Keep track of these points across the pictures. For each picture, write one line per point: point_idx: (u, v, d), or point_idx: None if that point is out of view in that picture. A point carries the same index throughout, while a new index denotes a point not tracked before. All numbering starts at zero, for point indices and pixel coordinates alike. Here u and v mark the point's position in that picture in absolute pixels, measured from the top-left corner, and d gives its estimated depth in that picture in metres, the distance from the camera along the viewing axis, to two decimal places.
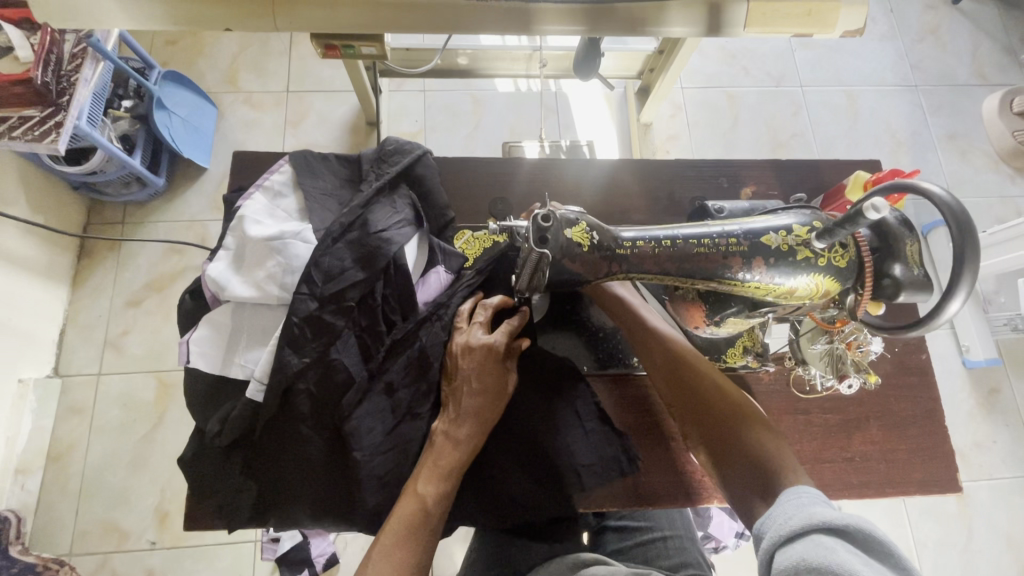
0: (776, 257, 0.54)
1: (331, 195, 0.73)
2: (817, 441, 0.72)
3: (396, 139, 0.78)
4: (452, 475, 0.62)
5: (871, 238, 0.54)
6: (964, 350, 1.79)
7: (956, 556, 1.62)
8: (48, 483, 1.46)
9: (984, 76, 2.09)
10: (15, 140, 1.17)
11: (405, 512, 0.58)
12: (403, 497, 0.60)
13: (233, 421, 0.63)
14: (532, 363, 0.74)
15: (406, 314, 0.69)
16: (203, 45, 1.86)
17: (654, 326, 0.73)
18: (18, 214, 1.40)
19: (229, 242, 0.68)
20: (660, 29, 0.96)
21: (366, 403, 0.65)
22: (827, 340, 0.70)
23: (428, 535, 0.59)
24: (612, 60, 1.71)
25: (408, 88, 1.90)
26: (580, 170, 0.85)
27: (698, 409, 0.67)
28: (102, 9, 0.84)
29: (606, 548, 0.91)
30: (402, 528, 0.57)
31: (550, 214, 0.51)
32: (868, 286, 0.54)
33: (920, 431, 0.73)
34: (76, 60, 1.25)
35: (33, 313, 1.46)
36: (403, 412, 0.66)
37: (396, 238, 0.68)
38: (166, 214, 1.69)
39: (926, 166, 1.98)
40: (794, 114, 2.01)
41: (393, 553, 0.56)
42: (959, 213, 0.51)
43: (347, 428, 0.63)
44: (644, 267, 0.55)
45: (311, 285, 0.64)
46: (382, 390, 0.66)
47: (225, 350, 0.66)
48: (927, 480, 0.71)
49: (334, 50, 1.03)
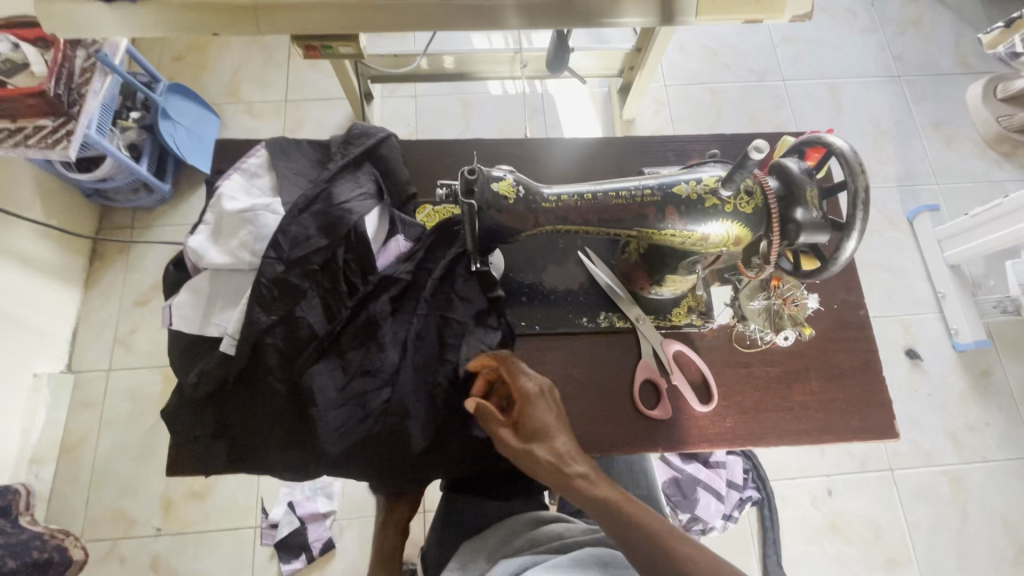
0: (687, 206, 0.63)
1: (299, 173, 0.80)
2: (758, 391, 0.77)
3: (363, 124, 0.84)
4: None
5: (778, 188, 0.62)
6: (953, 333, 1.77)
7: (950, 540, 1.59)
8: (61, 473, 1.53)
9: (967, 64, 2.11)
10: (30, 148, 1.25)
11: None
12: None
13: (207, 373, 0.71)
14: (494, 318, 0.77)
15: (365, 278, 0.75)
16: (208, 60, 1.97)
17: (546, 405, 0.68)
18: (33, 218, 1.50)
19: (207, 217, 0.76)
20: (616, 20, 1.02)
21: (327, 358, 0.73)
22: (765, 296, 0.76)
23: None
24: (592, 59, 1.77)
25: (400, 93, 1.97)
26: (537, 149, 0.91)
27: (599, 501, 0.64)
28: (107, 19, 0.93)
29: (571, 507, 0.98)
30: None
31: (476, 170, 0.60)
32: (776, 231, 0.62)
33: (857, 382, 0.78)
34: (86, 74, 1.34)
35: (45, 312, 1.55)
36: (359, 367, 0.73)
37: (357, 209, 0.75)
38: (172, 217, 1.78)
39: (911, 154, 2.00)
40: (777, 108, 2.04)
41: None
42: (850, 161, 0.58)
43: (306, 380, 0.71)
44: (569, 218, 0.65)
45: (278, 250, 0.73)
46: (343, 346, 0.74)
47: (203, 312, 0.74)
48: (864, 426, 0.76)
49: (315, 51, 1.12)
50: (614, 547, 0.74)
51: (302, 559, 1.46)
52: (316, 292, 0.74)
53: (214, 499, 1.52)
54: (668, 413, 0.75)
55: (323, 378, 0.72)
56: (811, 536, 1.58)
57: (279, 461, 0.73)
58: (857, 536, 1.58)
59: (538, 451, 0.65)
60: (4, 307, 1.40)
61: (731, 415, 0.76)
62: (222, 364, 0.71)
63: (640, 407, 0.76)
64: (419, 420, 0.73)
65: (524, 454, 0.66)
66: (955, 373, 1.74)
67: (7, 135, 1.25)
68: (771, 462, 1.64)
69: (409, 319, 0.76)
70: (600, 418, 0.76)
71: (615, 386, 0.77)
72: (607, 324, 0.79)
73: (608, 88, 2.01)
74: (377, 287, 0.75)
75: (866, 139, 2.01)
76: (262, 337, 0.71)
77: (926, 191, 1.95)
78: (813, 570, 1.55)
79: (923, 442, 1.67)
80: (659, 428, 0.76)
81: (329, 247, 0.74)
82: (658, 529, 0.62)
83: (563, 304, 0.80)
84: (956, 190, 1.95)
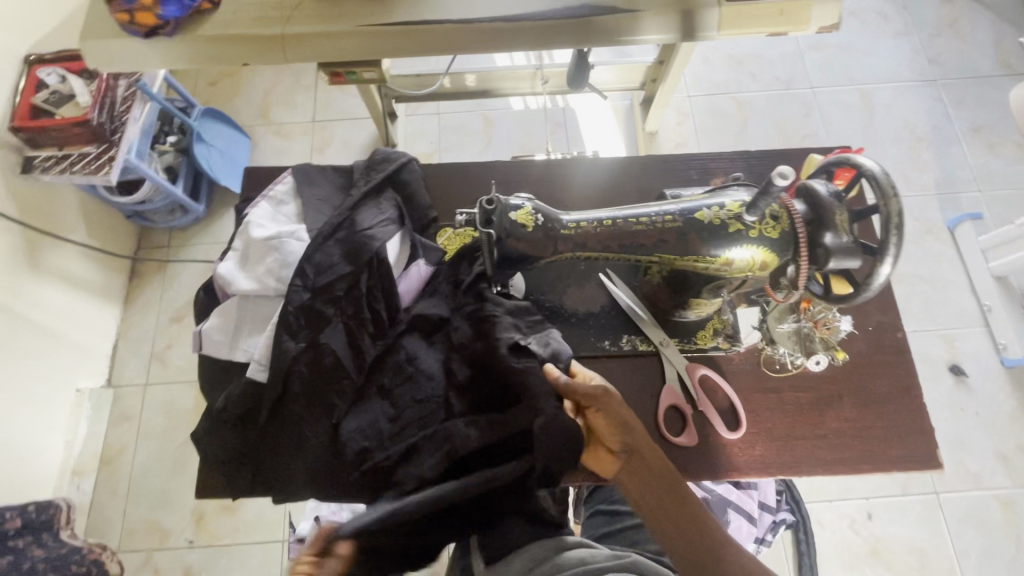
0: (709, 231, 0.62)
1: (324, 203, 0.82)
2: (789, 418, 0.75)
3: (385, 150, 0.86)
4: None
5: (806, 213, 0.60)
6: (1001, 348, 1.68)
7: (1003, 568, 1.49)
8: (100, 485, 1.58)
9: (1009, 65, 2.02)
10: (76, 174, 1.33)
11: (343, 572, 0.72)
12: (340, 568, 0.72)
13: (235, 398, 0.73)
14: None
15: (388, 306, 0.76)
16: (240, 84, 2.04)
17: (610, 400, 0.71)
18: (77, 240, 1.57)
19: (237, 243, 0.79)
20: (638, 37, 1.01)
21: (368, 396, 0.74)
22: (795, 318, 0.73)
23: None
24: (612, 73, 1.76)
25: (424, 111, 2.00)
26: (559, 169, 0.91)
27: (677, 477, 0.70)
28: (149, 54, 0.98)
29: (598, 530, 0.98)
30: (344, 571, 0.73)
31: (493, 200, 0.61)
32: (804, 256, 0.60)
33: (896, 409, 0.75)
34: (127, 102, 1.40)
35: (88, 329, 1.62)
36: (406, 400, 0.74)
37: (380, 235, 0.77)
38: (205, 236, 1.84)
39: (950, 160, 1.92)
40: (805, 116, 1.99)
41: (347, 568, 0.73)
42: (883, 185, 0.56)
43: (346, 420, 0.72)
44: (588, 245, 0.64)
45: (304, 277, 0.75)
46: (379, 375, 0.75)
47: (231, 337, 0.76)
48: (904, 456, 0.73)
49: (340, 77, 1.14)
50: (638, 574, 0.71)
51: None
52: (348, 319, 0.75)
53: (244, 513, 1.55)
54: (695, 440, 0.74)
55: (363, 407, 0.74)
56: (849, 561, 1.51)
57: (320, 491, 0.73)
58: (900, 563, 1.50)
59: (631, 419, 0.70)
60: (50, 325, 1.47)
61: (761, 443, 0.74)
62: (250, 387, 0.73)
63: (668, 434, 0.74)
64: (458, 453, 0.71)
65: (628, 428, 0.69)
66: (1004, 391, 1.65)
67: (54, 162, 1.33)
68: (807, 484, 1.58)
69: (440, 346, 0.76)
70: None
71: (639, 413, 0.76)
72: (631, 347, 0.78)
73: (630, 100, 1.99)
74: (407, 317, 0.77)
75: (900, 147, 1.94)
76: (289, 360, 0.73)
77: (967, 199, 1.87)
78: None
79: (971, 465, 1.58)
80: (689, 455, 0.73)
81: (352, 274, 0.75)
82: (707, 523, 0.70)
83: (585, 327, 0.79)
84: (1000, 197, 1.86)
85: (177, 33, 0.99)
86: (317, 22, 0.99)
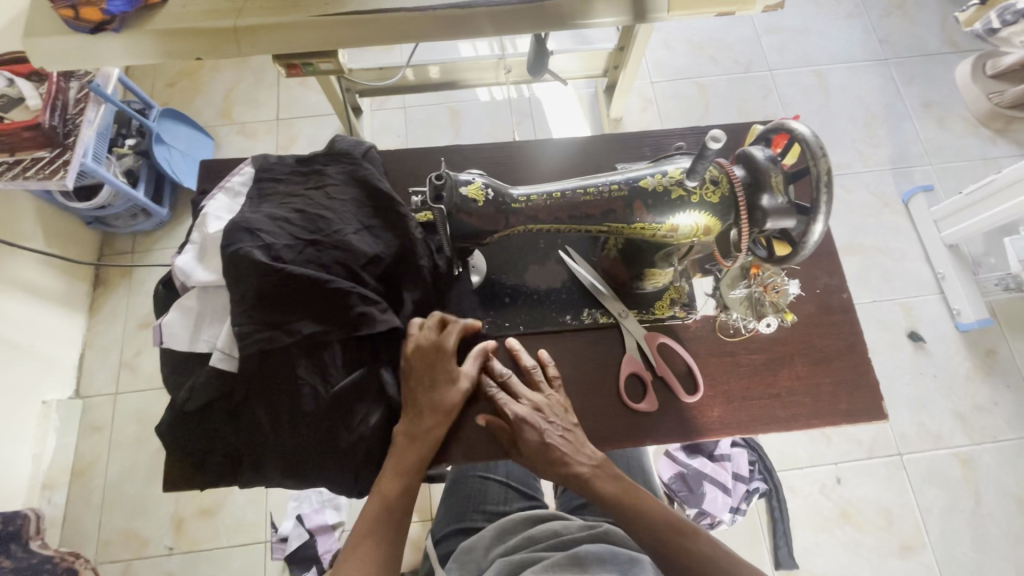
0: (654, 199, 0.65)
1: (266, 193, 0.82)
2: (745, 380, 0.78)
3: (346, 138, 0.88)
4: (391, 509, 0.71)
5: (744, 177, 0.64)
6: (955, 314, 1.75)
7: (964, 522, 1.56)
8: (73, 498, 1.54)
9: (955, 43, 2.10)
10: (29, 180, 1.27)
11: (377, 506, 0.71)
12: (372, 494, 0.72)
13: (198, 388, 0.74)
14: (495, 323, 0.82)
15: (348, 272, 0.77)
16: (200, 84, 2.00)
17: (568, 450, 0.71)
18: (37, 249, 1.53)
19: (195, 237, 0.80)
20: (590, 20, 1.03)
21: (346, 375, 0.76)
22: (746, 284, 0.77)
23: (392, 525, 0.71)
24: (575, 61, 1.76)
25: (389, 105, 1.99)
26: (520, 152, 0.92)
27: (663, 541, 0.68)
28: (104, 48, 0.98)
29: (571, 502, 1.01)
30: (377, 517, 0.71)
31: (442, 175, 0.63)
32: (745, 219, 0.63)
33: (843, 365, 0.79)
34: (80, 104, 1.35)
35: (51, 338, 1.57)
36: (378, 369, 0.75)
37: (337, 209, 0.80)
38: (171, 239, 1.80)
39: (903, 136, 1.99)
40: (765, 97, 2.04)
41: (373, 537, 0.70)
42: (815, 148, 0.59)
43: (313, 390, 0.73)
44: (539, 217, 0.67)
45: (266, 245, 0.75)
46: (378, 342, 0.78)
47: (193, 329, 0.77)
48: (852, 410, 0.77)
49: (297, 69, 1.13)
50: (610, 543, 0.77)
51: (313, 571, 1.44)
52: (288, 286, 0.74)
53: (224, 515, 1.53)
54: (655, 405, 0.77)
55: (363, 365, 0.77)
56: (821, 525, 1.56)
57: (282, 466, 0.74)
58: (869, 523, 1.56)
59: (578, 466, 0.71)
60: (9, 336, 1.43)
61: (718, 405, 0.77)
62: (239, 331, 0.73)
63: (640, 404, 0.77)
64: (461, 443, 0.78)
65: (573, 478, 0.71)
66: (960, 354, 1.72)
67: (6, 168, 1.27)
68: (779, 452, 1.63)
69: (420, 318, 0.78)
70: (605, 419, 0.77)
71: (604, 382, 0.79)
72: (592, 320, 0.81)
73: (594, 88, 2.01)
74: (370, 271, 0.78)
75: (855, 125, 2.01)
76: (256, 334, 0.73)
77: (920, 172, 1.94)
78: (824, 561, 1.53)
79: (931, 425, 1.65)
80: (663, 419, 0.77)
81: (313, 241, 0.77)
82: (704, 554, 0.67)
83: (546, 303, 0.82)
84: (951, 169, 1.94)
85: (125, 29, 0.97)
86: (270, 14, 0.98)
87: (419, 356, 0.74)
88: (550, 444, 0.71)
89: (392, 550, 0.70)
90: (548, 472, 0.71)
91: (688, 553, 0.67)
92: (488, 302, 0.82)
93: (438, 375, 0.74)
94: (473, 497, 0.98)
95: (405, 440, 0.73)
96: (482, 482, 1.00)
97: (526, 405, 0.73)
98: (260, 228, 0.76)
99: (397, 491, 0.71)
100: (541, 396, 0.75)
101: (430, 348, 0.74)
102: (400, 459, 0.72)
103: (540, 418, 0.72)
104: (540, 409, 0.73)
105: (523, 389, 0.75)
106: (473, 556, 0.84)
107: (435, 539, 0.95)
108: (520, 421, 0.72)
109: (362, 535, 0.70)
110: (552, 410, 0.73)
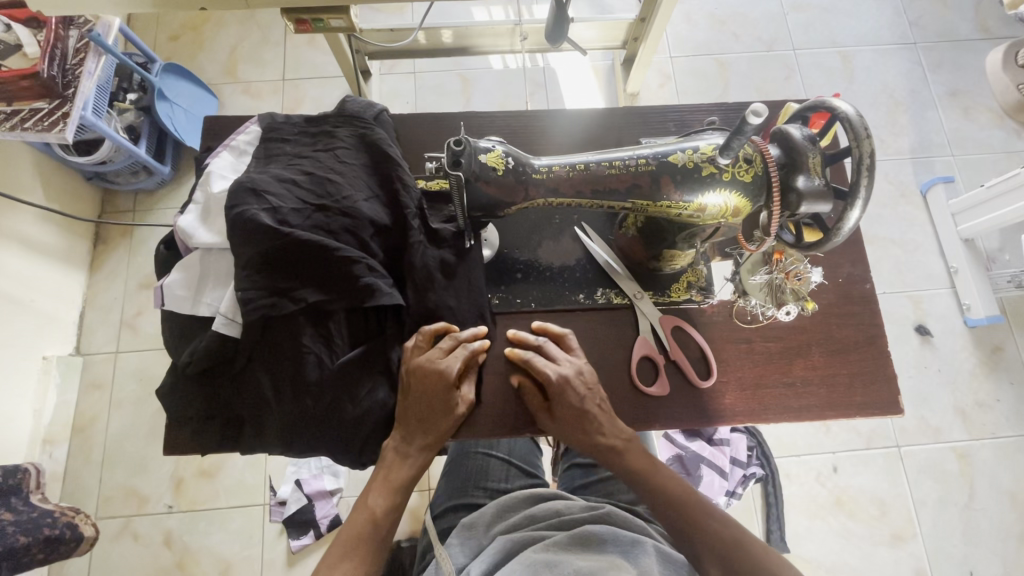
0: (683, 175, 0.62)
1: (273, 153, 0.79)
2: (759, 367, 0.77)
3: (355, 99, 0.84)
4: (384, 520, 0.72)
5: (780, 156, 0.62)
6: (965, 309, 1.73)
7: (956, 516, 1.57)
8: (74, 453, 1.55)
9: (987, 29, 2.02)
10: (27, 131, 1.22)
11: (359, 520, 0.72)
12: (354, 509, 0.73)
13: (200, 352, 0.72)
14: (506, 296, 0.80)
15: (356, 239, 0.75)
16: (204, 39, 1.93)
17: (607, 421, 0.72)
18: (35, 202, 1.50)
19: (198, 196, 0.78)
20: None
21: (350, 346, 0.75)
22: (766, 271, 0.75)
23: (375, 542, 0.72)
24: (594, 31, 1.67)
25: (399, 70, 1.93)
26: (538, 122, 0.88)
27: (682, 514, 0.69)
28: None
29: (573, 482, 1.00)
30: (353, 531, 0.71)
31: (461, 141, 0.59)
32: (777, 202, 0.62)
33: (861, 357, 0.77)
34: (80, 54, 1.30)
35: (52, 294, 1.56)
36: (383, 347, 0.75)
37: (345, 172, 0.77)
38: (173, 199, 1.76)
39: (926, 125, 1.93)
40: (787, 79, 1.97)
41: (342, 559, 0.69)
42: (857, 127, 0.57)
43: (315, 361, 0.72)
44: (560, 189, 0.65)
45: (272, 208, 0.72)
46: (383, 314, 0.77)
47: (195, 292, 0.75)
48: (866, 403, 0.75)
49: (305, 25, 1.08)
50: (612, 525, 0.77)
51: (311, 534, 1.47)
52: (296, 250, 0.71)
53: (223, 477, 1.54)
54: (666, 390, 0.75)
55: (370, 337, 0.76)
56: (815, 511, 1.57)
57: (281, 435, 0.73)
58: (862, 512, 1.57)
59: (608, 436, 0.71)
60: (9, 290, 1.41)
61: (731, 392, 0.76)
62: (247, 299, 0.70)
63: (653, 389, 0.75)
64: (471, 420, 0.76)
65: (604, 445, 0.72)
66: (966, 350, 1.71)
67: (3, 117, 1.21)
68: (777, 439, 1.63)
69: (430, 285, 0.75)
70: (623, 408, 0.75)
71: (615, 362, 0.77)
72: (605, 300, 0.79)
73: (611, 60, 1.94)
74: (377, 239, 0.76)
75: (878, 111, 1.95)
76: (260, 300, 0.70)
77: (941, 163, 1.89)
78: (816, 546, 1.54)
79: (931, 419, 1.65)
80: (682, 413, 0.75)
81: (320, 204, 0.74)
82: (718, 534, 0.68)
83: (558, 281, 0.80)
84: (972, 161, 1.89)
85: None
86: None
87: (419, 378, 0.71)
88: (586, 410, 0.71)
89: (372, 563, 0.71)
90: (582, 439, 0.72)
91: (699, 525, 0.69)
92: (498, 278, 0.80)
93: (432, 394, 0.71)
94: (474, 474, 0.98)
95: (395, 457, 0.72)
96: (483, 459, 1.00)
97: (570, 367, 0.72)
98: (266, 190, 0.73)
99: (380, 504, 0.72)
100: (579, 359, 0.74)
101: (432, 372, 0.70)
102: (390, 477, 0.72)
103: (582, 383, 0.71)
104: (582, 372, 0.72)
105: (561, 352, 0.74)
106: (475, 532, 0.83)
107: (436, 512, 0.95)
108: (562, 384, 0.71)
109: (341, 550, 0.70)
110: (590, 376, 0.73)
